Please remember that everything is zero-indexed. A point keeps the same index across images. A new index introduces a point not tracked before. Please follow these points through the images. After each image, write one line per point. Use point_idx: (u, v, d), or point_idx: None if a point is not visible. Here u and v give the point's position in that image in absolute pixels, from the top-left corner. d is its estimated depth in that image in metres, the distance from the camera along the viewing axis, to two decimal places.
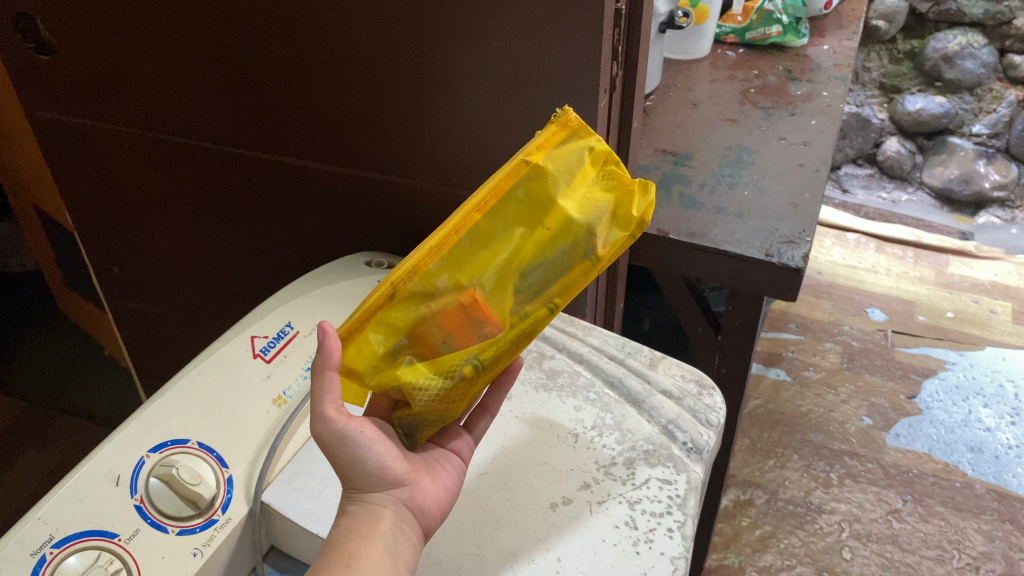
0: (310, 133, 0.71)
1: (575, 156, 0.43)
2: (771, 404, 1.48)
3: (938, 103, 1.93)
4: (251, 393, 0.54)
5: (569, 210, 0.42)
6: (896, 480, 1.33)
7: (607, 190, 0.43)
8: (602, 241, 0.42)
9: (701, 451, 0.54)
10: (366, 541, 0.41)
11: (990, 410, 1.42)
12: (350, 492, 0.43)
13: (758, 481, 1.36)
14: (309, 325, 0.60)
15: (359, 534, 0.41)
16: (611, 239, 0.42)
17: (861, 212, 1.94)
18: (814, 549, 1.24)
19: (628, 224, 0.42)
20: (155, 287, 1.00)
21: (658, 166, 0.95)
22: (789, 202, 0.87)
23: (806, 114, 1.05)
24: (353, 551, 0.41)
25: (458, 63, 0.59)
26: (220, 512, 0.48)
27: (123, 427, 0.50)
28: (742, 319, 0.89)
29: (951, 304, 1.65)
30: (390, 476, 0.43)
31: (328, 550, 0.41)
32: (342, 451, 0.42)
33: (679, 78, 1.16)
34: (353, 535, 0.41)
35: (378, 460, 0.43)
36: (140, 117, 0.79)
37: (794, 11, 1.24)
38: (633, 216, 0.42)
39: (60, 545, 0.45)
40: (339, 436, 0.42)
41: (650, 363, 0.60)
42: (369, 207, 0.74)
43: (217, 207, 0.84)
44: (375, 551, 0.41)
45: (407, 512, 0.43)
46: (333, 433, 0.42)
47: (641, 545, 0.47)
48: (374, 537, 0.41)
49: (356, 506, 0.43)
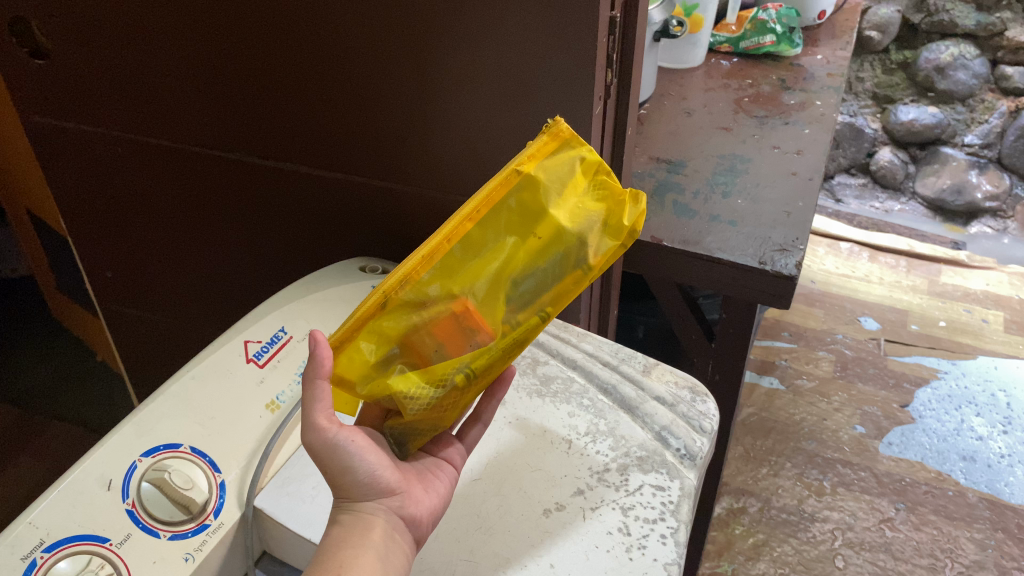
0: (305, 138, 0.71)
1: (567, 165, 0.43)
2: (765, 412, 1.48)
3: (931, 113, 1.94)
4: (245, 398, 0.54)
5: (560, 219, 0.42)
6: (889, 488, 1.33)
7: (601, 200, 0.43)
8: (595, 250, 0.42)
9: (695, 458, 0.54)
10: (359, 552, 0.41)
11: (983, 419, 1.43)
12: (342, 501, 0.43)
13: (751, 489, 1.35)
14: (303, 330, 0.60)
15: (351, 545, 0.41)
16: (604, 248, 0.42)
17: (854, 221, 1.96)
18: (807, 558, 1.24)
19: (621, 233, 0.42)
20: (147, 292, 0.99)
21: (652, 174, 0.95)
22: (782, 210, 0.88)
23: (800, 123, 1.06)
24: (344, 560, 0.41)
25: (455, 69, 0.59)
26: (212, 517, 0.48)
27: (116, 431, 0.50)
28: (736, 327, 0.89)
29: (943, 313, 1.66)
30: (382, 485, 0.43)
31: (319, 562, 0.41)
32: (335, 462, 0.42)
33: (673, 86, 1.17)
34: (345, 545, 0.41)
35: (371, 470, 0.42)
36: (135, 123, 0.79)
37: (788, 21, 1.26)
38: (627, 226, 0.42)
39: (51, 550, 0.44)
40: (332, 447, 0.42)
41: (644, 370, 0.60)
42: (369, 214, 0.74)
43: (213, 213, 0.83)
44: (366, 561, 0.41)
45: (400, 521, 0.43)
46: (324, 442, 0.41)
47: (634, 551, 0.47)
48: (365, 546, 0.41)
49: (347, 516, 0.43)
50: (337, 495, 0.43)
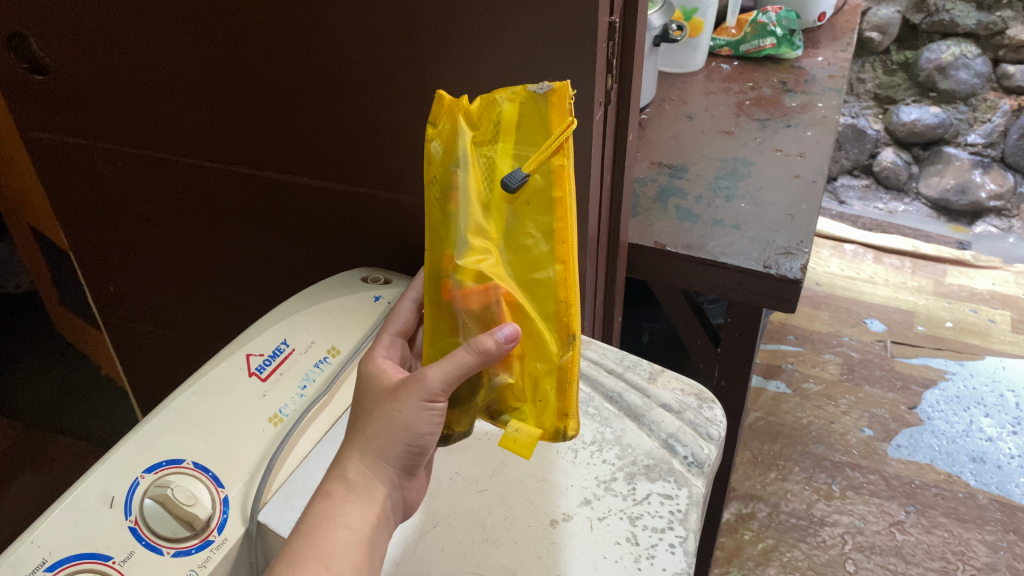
0: (307, 148, 0.70)
1: (515, 117, 0.44)
2: (771, 416, 1.47)
3: (933, 113, 1.93)
4: (248, 412, 0.54)
5: (490, 162, 0.45)
6: (898, 491, 1.32)
7: (485, 128, 0.45)
8: (448, 156, 0.45)
9: (702, 465, 0.53)
10: (352, 539, 0.43)
11: (991, 420, 1.43)
12: (370, 449, 0.44)
13: (760, 494, 1.34)
14: (306, 342, 0.59)
15: (345, 524, 0.43)
16: (447, 147, 0.45)
17: (859, 223, 1.95)
18: (817, 562, 1.22)
19: (449, 123, 0.45)
20: (149, 305, 0.99)
21: (654, 179, 0.95)
22: (786, 213, 0.87)
23: (802, 125, 1.05)
24: (332, 549, 0.42)
25: (453, 74, 0.58)
26: (216, 533, 0.48)
27: (118, 447, 0.50)
28: (740, 331, 0.89)
29: (950, 314, 1.66)
30: (410, 466, 0.45)
31: (309, 534, 0.42)
32: (403, 407, 0.43)
33: (674, 91, 1.16)
34: (338, 521, 0.43)
35: (418, 443, 0.44)
36: (136, 136, 0.79)
37: (788, 23, 1.25)
38: (447, 118, 0.45)
39: (52, 569, 0.44)
40: (417, 401, 0.43)
41: (649, 377, 0.59)
42: (371, 223, 0.73)
43: (213, 223, 0.83)
44: (353, 548, 0.42)
45: (398, 508, 0.46)
46: (422, 389, 0.43)
47: (642, 561, 0.47)
48: (359, 533, 0.43)
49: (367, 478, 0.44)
50: (377, 440, 0.44)
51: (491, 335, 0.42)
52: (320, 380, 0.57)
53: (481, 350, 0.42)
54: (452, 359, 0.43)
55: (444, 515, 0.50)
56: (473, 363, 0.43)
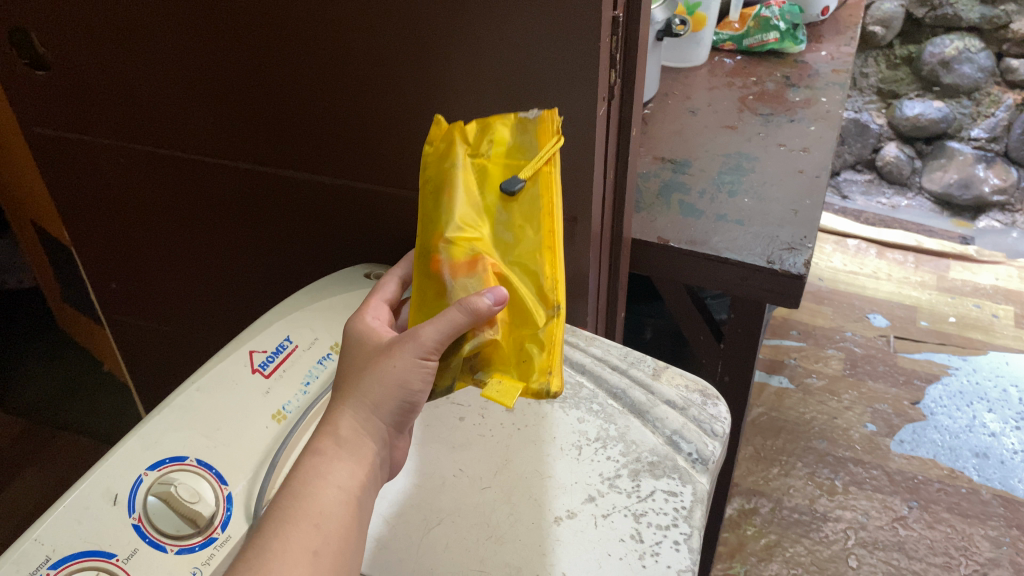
0: (310, 144, 0.70)
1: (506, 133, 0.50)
2: (774, 411, 1.47)
3: (937, 107, 1.93)
4: (251, 409, 0.53)
5: (481, 169, 0.50)
6: (901, 487, 1.32)
7: (478, 141, 0.50)
8: (443, 158, 0.50)
9: (707, 462, 0.53)
10: (342, 499, 0.42)
11: (995, 415, 1.43)
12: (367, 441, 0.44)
13: (763, 489, 1.34)
14: (309, 338, 0.59)
15: (335, 483, 0.42)
16: (441, 155, 0.50)
17: (862, 217, 1.95)
18: (820, 558, 1.22)
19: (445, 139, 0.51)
20: (152, 302, 0.99)
21: (658, 174, 0.95)
22: (790, 208, 0.87)
23: (806, 120, 1.05)
24: (322, 509, 0.41)
25: (457, 67, 0.58)
26: (220, 530, 0.47)
27: (122, 444, 0.50)
28: (743, 327, 0.89)
29: (953, 309, 1.65)
30: (401, 422, 0.45)
31: (298, 491, 0.41)
32: (400, 360, 0.43)
33: (677, 86, 1.16)
34: (326, 480, 0.42)
35: (410, 400, 0.44)
36: (138, 131, 0.79)
37: (791, 17, 1.24)
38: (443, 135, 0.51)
39: (56, 567, 0.44)
40: (412, 357, 0.43)
41: (653, 373, 0.59)
42: (374, 221, 0.73)
43: (216, 219, 0.83)
44: (343, 506, 0.41)
45: (384, 467, 0.46)
46: (415, 344, 0.43)
47: (646, 559, 0.47)
48: (348, 491, 0.42)
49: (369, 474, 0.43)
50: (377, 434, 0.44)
51: (482, 298, 0.43)
52: (324, 376, 0.57)
53: (474, 309, 0.43)
54: (443, 318, 0.43)
55: (448, 513, 0.49)
56: (465, 322, 0.43)
